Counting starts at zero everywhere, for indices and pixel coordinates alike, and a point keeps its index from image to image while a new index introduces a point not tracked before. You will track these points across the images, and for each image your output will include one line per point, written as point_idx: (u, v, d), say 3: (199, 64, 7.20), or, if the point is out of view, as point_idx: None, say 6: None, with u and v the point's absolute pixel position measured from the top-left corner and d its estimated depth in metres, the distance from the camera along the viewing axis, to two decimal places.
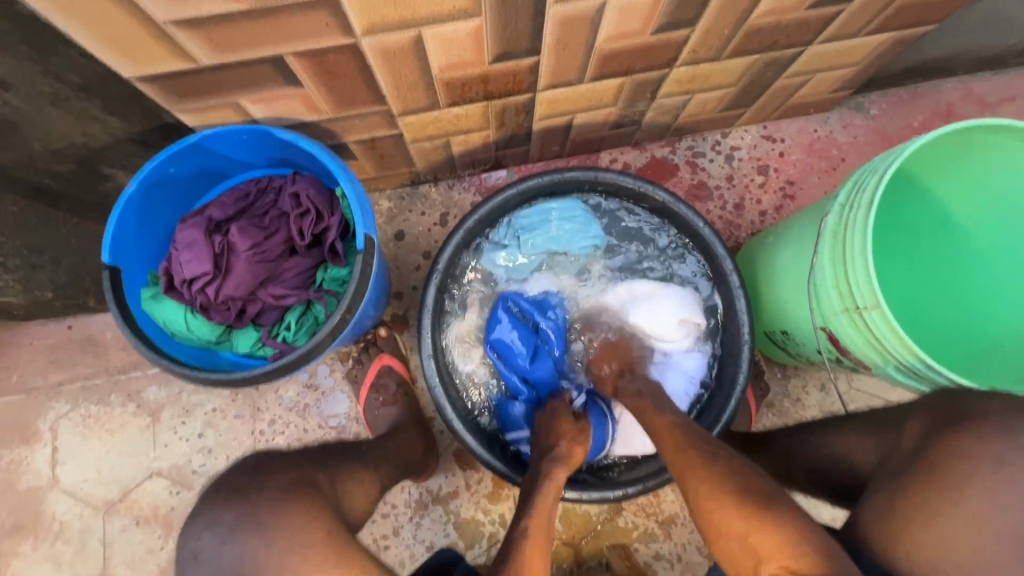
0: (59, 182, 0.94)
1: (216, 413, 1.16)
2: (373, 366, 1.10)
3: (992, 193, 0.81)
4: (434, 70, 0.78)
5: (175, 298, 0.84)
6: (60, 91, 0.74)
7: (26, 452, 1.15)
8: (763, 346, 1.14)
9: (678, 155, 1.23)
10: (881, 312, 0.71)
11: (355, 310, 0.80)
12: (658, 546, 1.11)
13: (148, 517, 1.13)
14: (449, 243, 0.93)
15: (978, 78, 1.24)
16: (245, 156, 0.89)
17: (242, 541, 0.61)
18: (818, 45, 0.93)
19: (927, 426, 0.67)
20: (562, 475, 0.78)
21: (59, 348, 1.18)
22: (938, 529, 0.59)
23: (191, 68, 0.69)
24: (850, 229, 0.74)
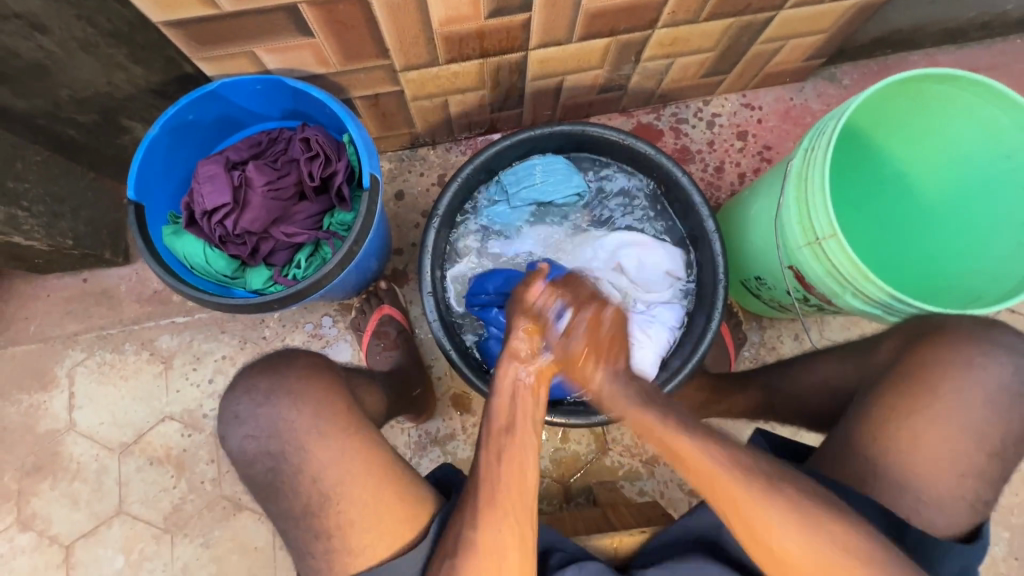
0: (81, 133, 1.01)
1: (226, 360, 1.22)
2: (375, 315, 1.17)
3: (946, 141, 0.89)
4: (435, 24, 0.85)
5: (195, 233, 0.92)
6: (91, 36, 0.81)
7: (44, 397, 1.21)
8: (741, 298, 1.22)
9: (662, 121, 1.31)
10: (838, 240, 0.78)
11: (361, 242, 0.88)
12: (642, 484, 1.19)
13: (161, 458, 1.20)
14: (447, 191, 1.00)
15: (943, 51, 1.33)
16: (259, 107, 0.96)
17: (278, 405, 0.75)
18: (788, 10, 1.01)
19: (900, 344, 0.77)
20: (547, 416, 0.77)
21: (75, 299, 1.24)
22: None
23: (215, 14, 0.76)
24: (811, 168, 0.82)
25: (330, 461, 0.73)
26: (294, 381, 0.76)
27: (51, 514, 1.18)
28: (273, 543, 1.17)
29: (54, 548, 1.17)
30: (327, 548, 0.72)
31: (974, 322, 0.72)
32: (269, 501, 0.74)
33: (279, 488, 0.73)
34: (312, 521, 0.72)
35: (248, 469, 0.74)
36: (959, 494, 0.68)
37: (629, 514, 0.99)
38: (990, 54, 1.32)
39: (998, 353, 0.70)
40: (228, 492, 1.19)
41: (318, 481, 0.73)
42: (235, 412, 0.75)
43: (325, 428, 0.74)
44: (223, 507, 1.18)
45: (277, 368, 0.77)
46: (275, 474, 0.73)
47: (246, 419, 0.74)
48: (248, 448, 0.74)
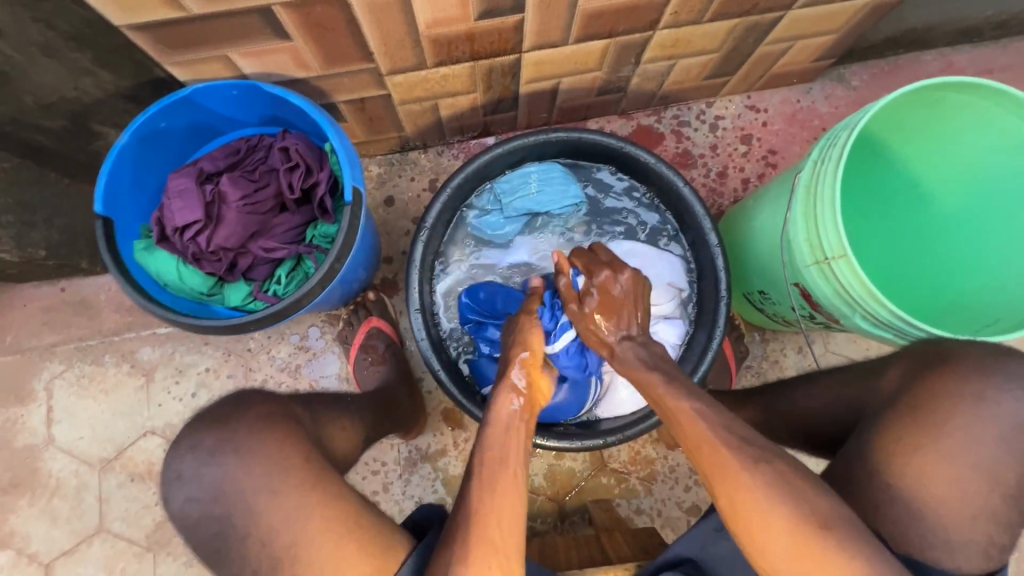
0: (51, 140, 0.95)
1: (209, 373, 1.18)
2: (363, 327, 1.13)
3: (961, 154, 0.84)
4: (421, 26, 0.80)
5: (167, 248, 0.86)
6: (52, 40, 0.76)
7: (21, 412, 1.17)
8: (743, 310, 1.17)
9: (663, 124, 1.26)
10: (848, 261, 0.74)
11: (343, 259, 0.83)
12: (639, 502, 1.15)
13: (143, 474, 1.16)
14: (435, 201, 0.95)
15: (957, 50, 1.27)
16: (236, 113, 0.91)
17: (224, 464, 0.69)
18: (797, 10, 0.95)
19: (903, 370, 0.71)
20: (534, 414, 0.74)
21: (52, 310, 1.19)
22: None
23: (182, 17, 0.71)
24: (820, 182, 0.77)
25: (285, 519, 0.67)
26: (243, 435, 0.70)
27: (29, 531, 1.14)
28: None
29: (33, 567, 1.13)
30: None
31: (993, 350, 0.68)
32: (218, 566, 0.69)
33: (226, 550, 0.68)
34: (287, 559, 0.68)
35: (191, 533, 0.69)
36: (991, 543, 0.62)
37: (623, 539, 0.95)
38: (1007, 54, 1.26)
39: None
40: None
41: (268, 545, 0.67)
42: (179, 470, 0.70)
43: (276, 486, 0.68)
44: None
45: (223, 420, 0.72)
46: (221, 539, 0.68)
47: (189, 478, 0.69)
48: (190, 511, 0.69)
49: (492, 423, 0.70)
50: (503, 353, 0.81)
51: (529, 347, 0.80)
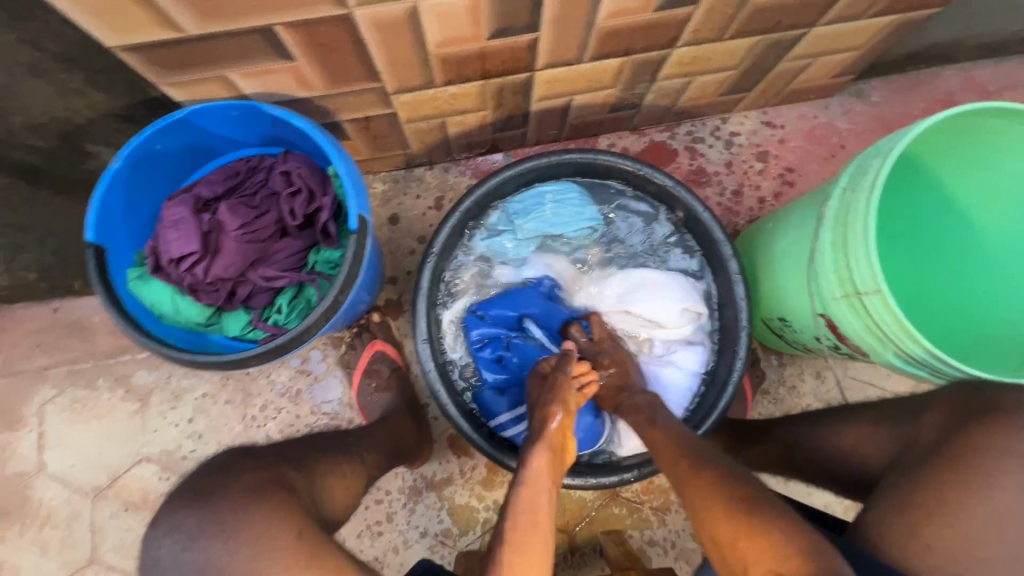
0: (42, 160, 0.91)
1: (206, 398, 1.14)
2: (366, 352, 1.09)
3: (994, 177, 0.81)
4: (430, 45, 0.76)
5: (162, 278, 0.82)
6: (40, 61, 0.71)
7: (11, 437, 1.13)
8: (760, 335, 1.13)
9: (677, 140, 1.22)
10: (883, 296, 0.69)
11: (349, 290, 0.79)
12: (652, 533, 1.11)
13: (137, 503, 1.12)
14: (444, 225, 0.91)
15: (980, 65, 1.23)
16: (235, 134, 0.87)
17: (206, 549, 0.63)
18: (822, 27, 0.91)
19: (947, 417, 0.66)
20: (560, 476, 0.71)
21: (44, 331, 1.15)
22: (945, 514, 0.58)
23: (178, 38, 0.66)
24: (851, 213, 0.73)
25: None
26: (227, 515, 0.64)
27: (19, 562, 1.10)
28: None
29: None
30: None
31: None
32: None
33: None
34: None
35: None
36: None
37: None
38: None
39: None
40: None
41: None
42: (157, 555, 0.64)
43: (261, 571, 0.62)
44: None
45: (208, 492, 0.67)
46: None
47: (167, 567, 0.63)
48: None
49: (524, 482, 0.67)
50: (536, 411, 0.79)
51: (563, 410, 0.78)
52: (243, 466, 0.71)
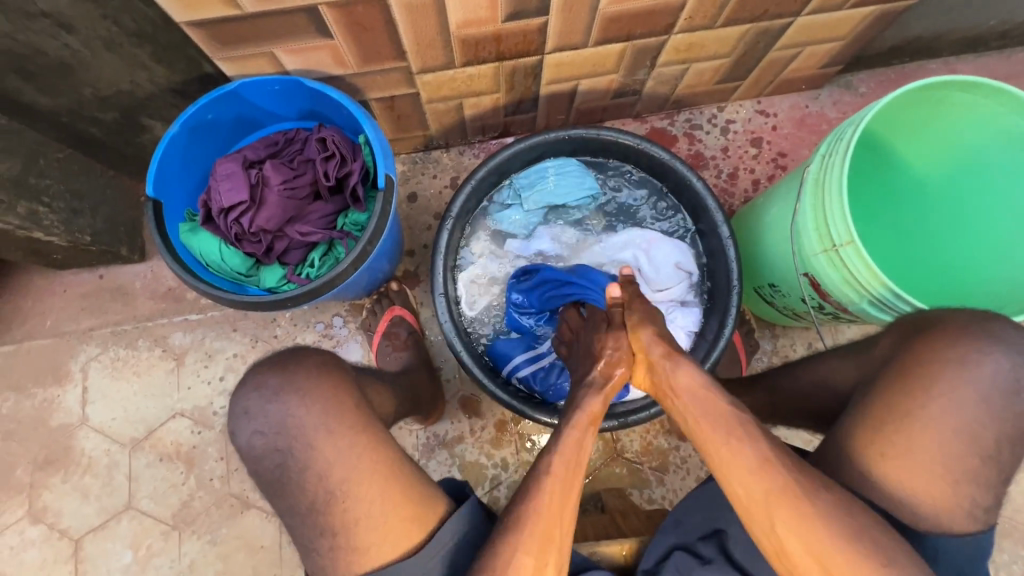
0: (102, 132, 1.04)
1: (236, 358, 1.23)
2: (386, 316, 1.17)
3: (962, 148, 0.88)
4: (452, 26, 0.86)
5: (211, 230, 0.94)
6: (116, 36, 0.84)
7: (58, 392, 1.23)
8: (754, 305, 1.20)
9: (676, 127, 1.31)
10: (856, 247, 0.78)
11: (376, 242, 0.89)
12: (651, 492, 1.18)
13: (171, 454, 1.20)
14: (461, 193, 1.00)
15: (961, 60, 1.32)
16: (277, 108, 0.98)
17: (286, 402, 0.75)
18: (806, 16, 1.00)
19: (897, 339, 0.75)
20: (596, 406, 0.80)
21: (91, 295, 1.25)
22: None
23: (236, 15, 0.77)
24: (828, 175, 0.81)
25: (342, 453, 0.74)
26: (301, 376, 0.77)
27: (62, 507, 1.19)
28: (280, 542, 1.17)
29: (64, 542, 1.18)
30: (331, 545, 0.73)
31: (981, 320, 0.70)
32: (277, 497, 0.75)
33: (286, 484, 0.74)
34: (322, 507, 0.74)
35: (256, 465, 0.75)
36: (975, 500, 0.67)
37: (637, 519, 1.03)
38: (1010, 63, 1.31)
39: (1005, 354, 0.68)
40: (236, 490, 1.19)
41: (339, 467, 0.74)
42: (245, 407, 0.76)
43: (332, 426, 0.75)
44: (230, 505, 1.18)
45: (287, 364, 0.78)
46: (283, 470, 0.74)
47: (256, 414, 0.75)
48: (256, 444, 0.74)
49: (573, 426, 0.76)
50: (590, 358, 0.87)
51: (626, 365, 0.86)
52: (305, 350, 0.81)
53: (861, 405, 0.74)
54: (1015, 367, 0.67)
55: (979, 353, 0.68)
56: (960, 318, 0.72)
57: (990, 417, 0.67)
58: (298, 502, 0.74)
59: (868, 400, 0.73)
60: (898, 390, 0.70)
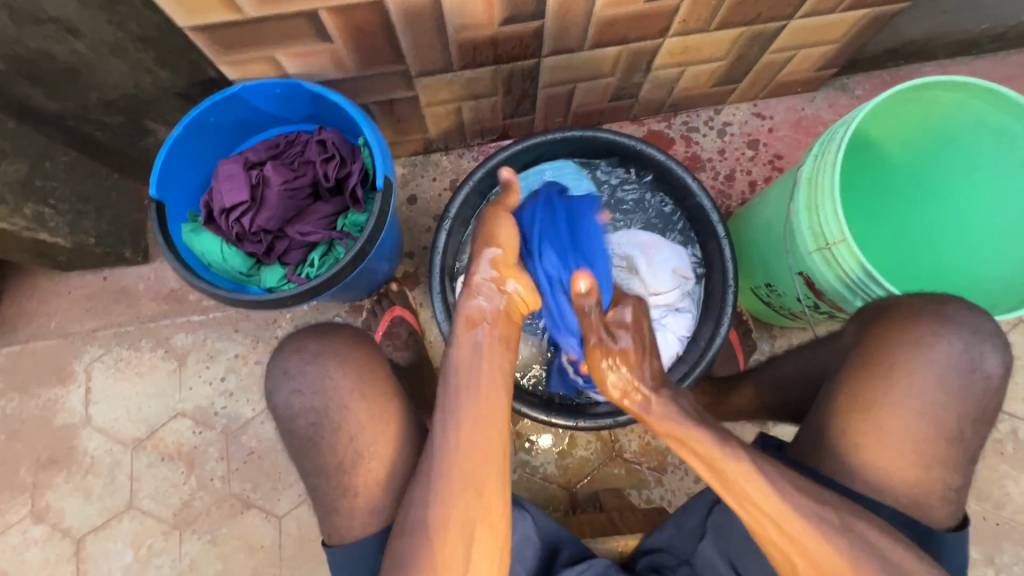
0: (107, 135, 1.06)
1: (238, 359, 1.24)
2: (386, 316, 1.18)
3: (954, 150, 0.90)
4: (450, 31, 0.88)
5: (213, 230, 0.96)
6: (122, 41, 0.86)
7: (62, 392, 1.24)
8: (752, 305, 1.21)
9: (673, 129, 1.32)
10: (848, 245, 0.78)
11: (374, 241, 0.90)
12: (649, 492, 1.18)
13: (173, 454, 1.21)
14: (458, 194, 1.01)
15: (956, 62, 1.33)
16: (279, 112, 1.00)
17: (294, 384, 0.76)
18: (799, 19, 1.01)
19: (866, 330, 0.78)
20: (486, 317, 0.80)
21: (95, 297, 1.26)
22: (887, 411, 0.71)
23: (239, 20, 0.79)
24: (821, 174, 0.81)
25: (368, 421, 0.76)
26: None
27: (64, 507, 1.20)
28: (280, 541, 1.18)
29: (66, 542, 1.18)
30: (351, 506, 0.76)
31: (980, 325, 0.72)
32: (304, 457, 0.76)
33: (319, 444, 0.75)
34: (320, 499, 0.75)
35: (290, 424, 0.76)
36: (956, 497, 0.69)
37: (634, 517, 1.04)
38: (1006, 66, 1.32)
39: (960, 336, 0.71)
40: (237, 490, 1.20)
41: (345, 448, 0.75)
42: (284, 368, 0.77)
43: (366, 391, 0.77)
44: (231, 504, 1.19)
45: (325, 333, 0.80)
46: (317, 430, 0.75)
47: (294, 375, 0.76)
48: (293, 403, 0.76)
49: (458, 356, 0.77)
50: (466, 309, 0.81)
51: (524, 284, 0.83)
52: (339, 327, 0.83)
53: (848, 403, 0.75)
54: (968, 349, 0.71)
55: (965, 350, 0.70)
56: (949, 313, 0.72)
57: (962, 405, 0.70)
58: (326, 463, 0.75)
59: (855, 395, 0.74)
60: (880, 384, 0.73)
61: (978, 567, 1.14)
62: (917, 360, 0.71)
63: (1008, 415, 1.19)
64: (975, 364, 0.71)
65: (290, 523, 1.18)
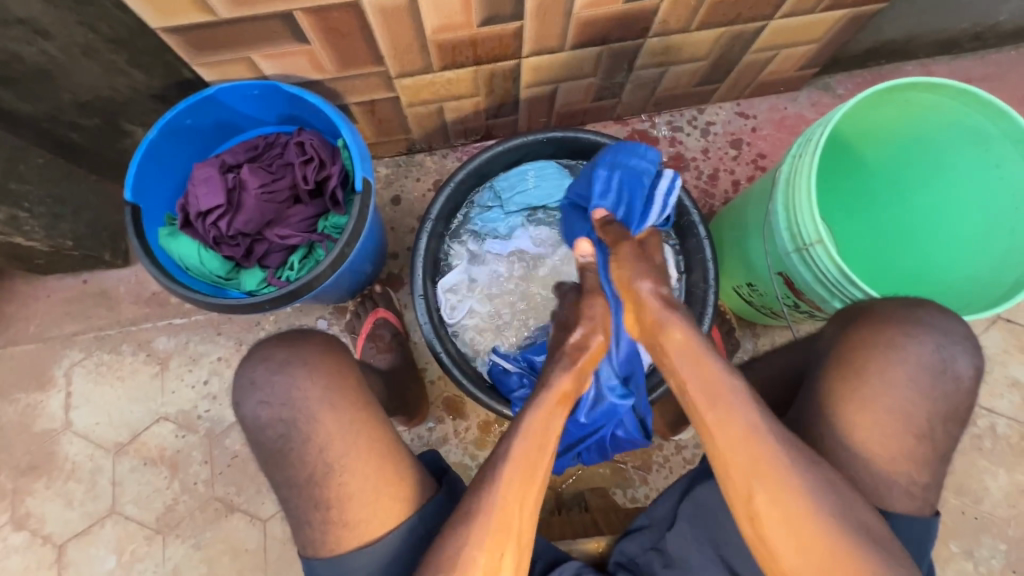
0: (83, 137, 1.04)
1: (221, 362, 1.23)
2: (369, 318, 1.17)
3: (930, 151, 0.90)
4: (428, 31, 0.87)
5: (190, 234, 0.95)
6: (93, 42, 0.85)
7: (42, 397, 1.22)
8: (733, 304, 1.22)
9: (658, 128, 1.32)
10: (824, 246, 0.79)
11: (353, 244, 0.90)
12: (634, 491, 1.18)
13: (155, 458, 1.20)
14: (439, 196, 1.01)
15: (937, 61, 1.34)
16: (256, 112, 0.99)
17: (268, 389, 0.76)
18: (779, 19, 1.01)
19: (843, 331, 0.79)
20: (564, 385, 0.77)
21: (74, 300, 1.25)
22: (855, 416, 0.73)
23: (211, 21, 0.78)
24: (799, 175, 0.82)
25: (338, 429, 0.76)
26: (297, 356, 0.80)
27: (45, 513, 1.19)
28: (265, 545, 1.17)
29: (47, 548, 1.17)
30: (325, 519, 0.75)
31: (944, 327, 0.73)
32: (273, 468, 0.76)
33: (282, 457, 0.75)
34: (298, 503, 0.75)
35: (259, 434, 0.76)
36: (912, 490, 0.72)
37: (617, 518, 1.06)
38: (984, 65, 1.33)
39: (931, 338, 0.73)
40: (221, 493, 1.19)
41: (324, 451, 0.75)
42: (252, 378, 0.78)
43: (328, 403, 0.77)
44: (215, 509, 1.18)
45: (296, 340, 0.81)
46: (285, 441, 0.75)
47: (261, 385, 0.77)
48: (261, 415, 0.76)
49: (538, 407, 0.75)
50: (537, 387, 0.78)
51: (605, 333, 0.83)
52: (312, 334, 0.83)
53: (823, 407, 0.75)
54: (932, 346, 0.72)
55: (920, 346, 0.72)
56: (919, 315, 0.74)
57: (925, 401, 0.72)
58: (290, 475, 0.75)
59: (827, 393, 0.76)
60: (853, 388, 0.74)
61: (956, 560, 1.16)
62: (892, 367, 0.72)
63: (987, 411, 1.21)
64: (940, 360, 0.72)
65: (274, 526, 1.18)
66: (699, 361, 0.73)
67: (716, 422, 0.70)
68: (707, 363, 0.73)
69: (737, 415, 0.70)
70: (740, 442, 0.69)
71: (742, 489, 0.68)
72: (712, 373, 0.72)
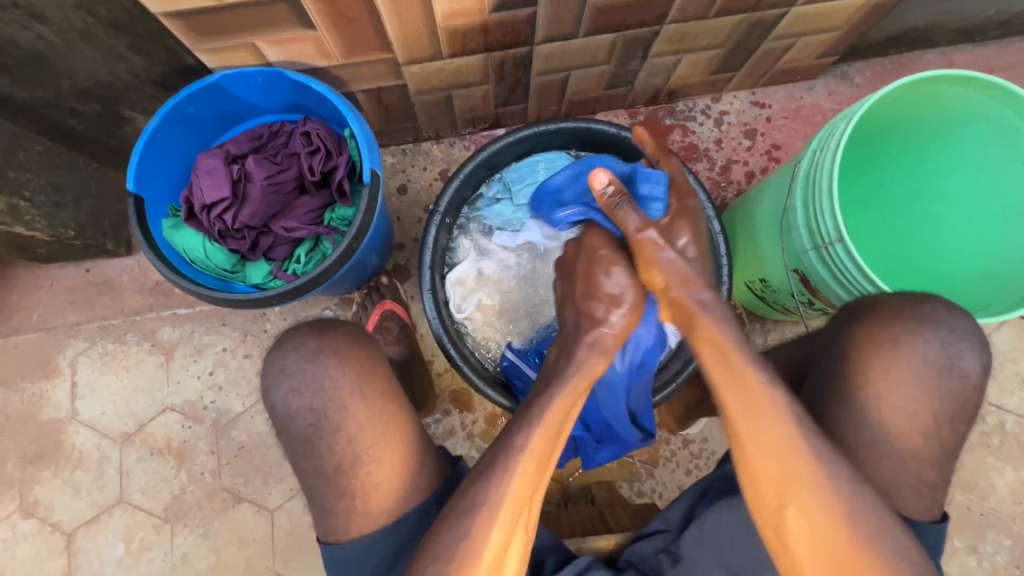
0: (82, 124, 1.01)
1: (226, 353, 1.22)
2: (376, 310, 1.15)
3: (955, 145, 0.88)
4: (438, 17, 0.84)
5: (194, 226, 0.94)
6: (91, 26, 0.83)
7: (47, 386, 1.22)
8: (744, 299, 1.20)
9: (670, 117, 1.29)
10: (845, 245, 0.76)
11: (361, 238, 0.88)
12: (640, 485, 1.19)
13: (162, 449, 1.20)
14: (448, 188, 0.99)
15: (959, 50, 1.30)
16: (260, 101, 0.96)
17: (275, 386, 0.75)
18: (801, 6, 0.98)
19: None
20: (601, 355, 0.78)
21: (77, 290, 1.23)
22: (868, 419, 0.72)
23: (213, 6, 0.75)
24: (819, 171, 0.79)
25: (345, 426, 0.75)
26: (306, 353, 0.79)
27: (53, 501, 1.19)
28: (272, 534, 1.18)
29: (56, 536, 1.18)
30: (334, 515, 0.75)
31: (962, 329, 0.72)
32: (304, 457, 0.75)
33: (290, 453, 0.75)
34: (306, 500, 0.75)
35: (289, 422, 0.75)
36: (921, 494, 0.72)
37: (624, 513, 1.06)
38: (1008, 53, 1.29)
39: (936, 335, 0.72)
40: (228, 484, 1.19)
41: (332, 450, 0.74)
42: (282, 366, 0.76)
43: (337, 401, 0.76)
44: (222, 498, 1.19)
45: (326, 329, 0.79)
46: (316, 429, 0.74)
47: (293, 372, 0.75)
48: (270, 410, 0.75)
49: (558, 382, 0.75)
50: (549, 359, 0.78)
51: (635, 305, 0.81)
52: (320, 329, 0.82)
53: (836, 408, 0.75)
54: (945, 348, 0.71)
55: (935, 350, 0.72)
56: (937, 316, 0.72)
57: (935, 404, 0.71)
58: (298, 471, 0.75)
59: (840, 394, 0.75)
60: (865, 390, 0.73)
61: (961, 555, 1.17)
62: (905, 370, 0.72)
63: (996, 408, 1.20)
64: (954, 362, 0.71)
65: (281, 516, 1.18)
66: (740, 377, 0.70)
67: (749, 436, 0.69)
68: (754, 383, 0.69)
69: (775, 428, 0.68)
70: (775, 457, 0.68)
71: (772, 501, 0.68)
72: (754, 387, 0.69)
